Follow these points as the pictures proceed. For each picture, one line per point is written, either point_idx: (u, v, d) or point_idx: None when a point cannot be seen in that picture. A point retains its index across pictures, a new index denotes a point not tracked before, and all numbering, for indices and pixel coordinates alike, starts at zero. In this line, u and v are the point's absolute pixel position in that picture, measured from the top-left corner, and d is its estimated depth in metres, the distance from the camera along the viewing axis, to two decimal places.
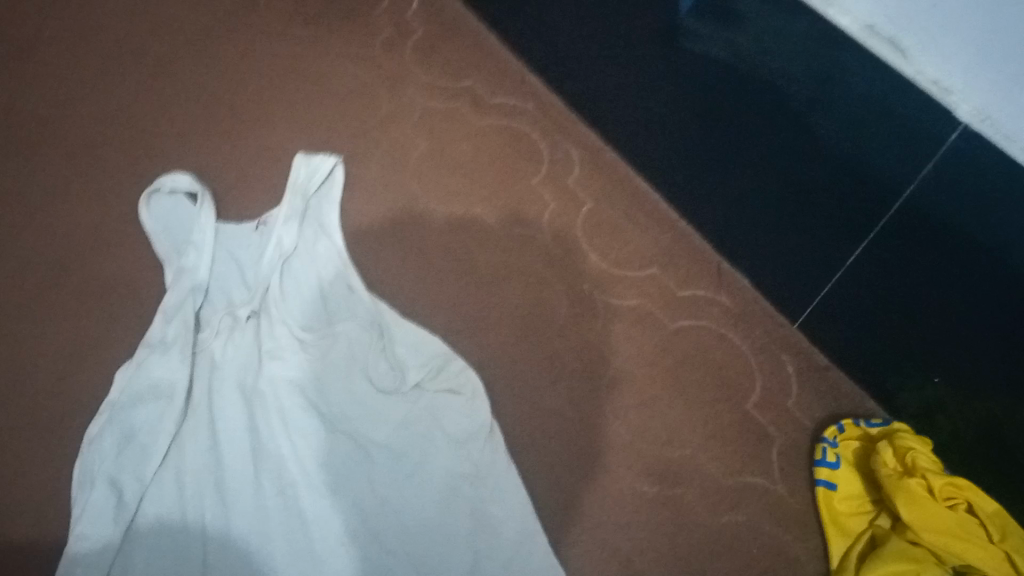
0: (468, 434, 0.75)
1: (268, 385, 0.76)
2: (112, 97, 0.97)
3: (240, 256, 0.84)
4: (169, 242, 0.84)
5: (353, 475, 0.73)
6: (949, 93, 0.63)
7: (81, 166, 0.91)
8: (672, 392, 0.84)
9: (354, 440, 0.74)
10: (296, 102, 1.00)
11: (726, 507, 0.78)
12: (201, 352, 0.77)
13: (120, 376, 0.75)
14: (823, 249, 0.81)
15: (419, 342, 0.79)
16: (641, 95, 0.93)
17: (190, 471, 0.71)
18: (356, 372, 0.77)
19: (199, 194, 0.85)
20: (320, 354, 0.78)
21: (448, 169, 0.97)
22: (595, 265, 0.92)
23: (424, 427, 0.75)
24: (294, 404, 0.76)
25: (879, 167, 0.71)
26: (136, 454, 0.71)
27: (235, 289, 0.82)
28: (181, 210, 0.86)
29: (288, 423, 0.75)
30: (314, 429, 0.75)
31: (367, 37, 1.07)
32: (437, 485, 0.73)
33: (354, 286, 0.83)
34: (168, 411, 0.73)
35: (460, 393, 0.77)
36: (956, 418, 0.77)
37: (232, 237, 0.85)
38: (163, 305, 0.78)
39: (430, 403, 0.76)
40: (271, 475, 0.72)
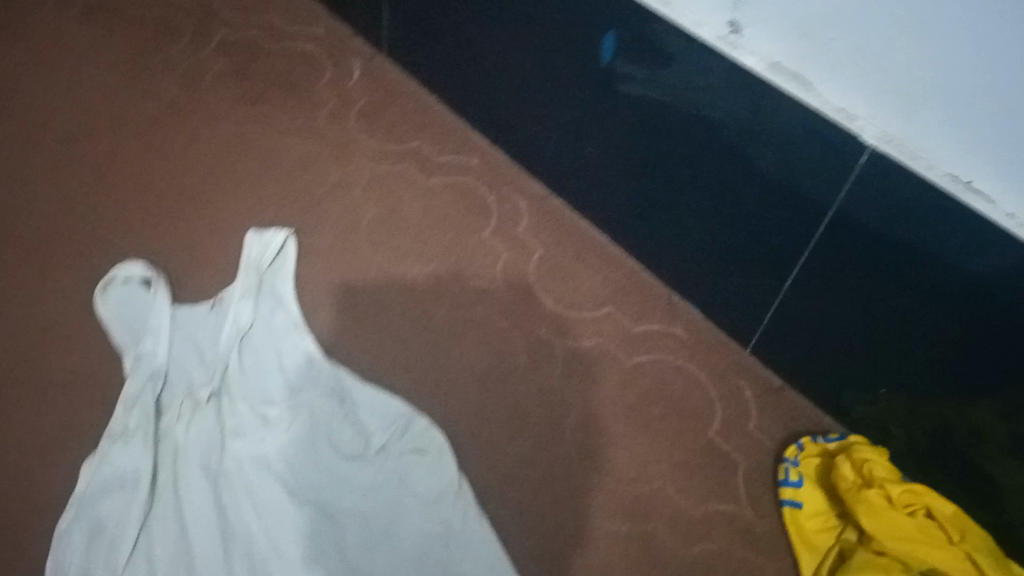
0: (436, 492, 0.76)
1: (233, 463, 0.77)
2: (64, 191, 0.99)
3: (198, 338, 0.86)
4: (127, 330, 0.85)
5: (326, 544, 0.73)
6: (853, 119, 0.68)
7: (36, 262, 0.92)
8: (636, 427, 0.86)
9: (323, 509, 0.75)
10: (247, 179, 1.02)
11: (697, 537, 0.79)
12: (164, 437, 0.78)
13: (85, 469, 0.75)
14: (764, 275, 0.84)
15: (381, 405, 0.81)
16: (579, 143, 0.97)
17: (160, 557, 0.71)
18: (320, 441, 0.79)
19: (155, 282, 0.89)
20: (283, 427, 0.79)
21: (399, 230, 1.00)
22: (550, 310, 0.94)
23: (392, 489, 0.76)
24: (261, 479, 0.76)
25: (809, 189, 0.74)
26: (105, 546, 0.71)
27: (194, 370, 0.83)
28: (136, 297, 0.88)
29: (256, 498, 0.75)
30: (282, 502, 0.75)
31: (313, 111, 1.11)
32: (409, 547, 0.74)
33: (313, 357, 0.85)
34: (135, 499, 0.73)
35: (425, 451, 0.78)
36: (909, 425, 0.79)
37: (189, 320, 0.87)
38: (124, 394, 0.79)
39: (397, 464, 0.78)
40: (242, 553, 0.72)
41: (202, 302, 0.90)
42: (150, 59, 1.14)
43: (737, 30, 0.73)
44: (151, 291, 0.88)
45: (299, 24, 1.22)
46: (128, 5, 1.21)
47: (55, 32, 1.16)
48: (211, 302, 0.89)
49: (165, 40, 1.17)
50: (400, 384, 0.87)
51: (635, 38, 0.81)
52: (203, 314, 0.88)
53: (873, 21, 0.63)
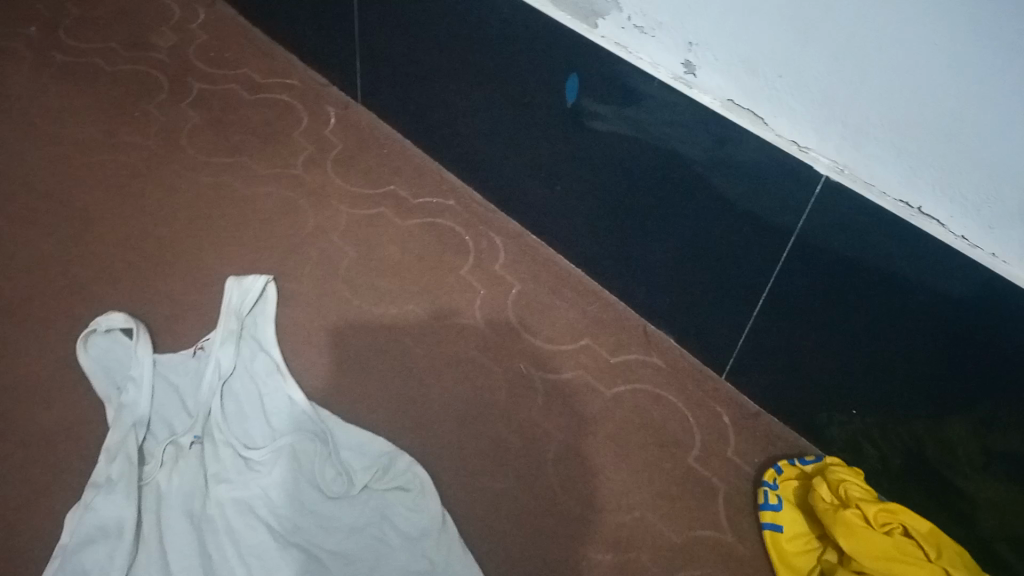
0: (420, 529, 0.77)
1: (218, 508, 0.77)
2: (45, 245, 1.00)
3: (180, 385, 0.87)
4: (108, 381, 0.86)
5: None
6: (806, 150, 0.71)
7: (17, 317, 0.93)
8: (617, 457, 0.87)
9: (308, 550, 0.75)
10: (227, 227, 1.04)
11: (681, 563, 0.80)
12: (147, 484, 0.78)
13: (67, 521, 0.75)
14: (732, 303, 0.87)
15: (364, 444, 0.82)
16: (550, 181, 1.00)
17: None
18: (304, 483, 0.79)
19: (136, 330, 0.89)
20: (266, 470, 0.80)
21: (378, 271, 1.01)
22: (529, 344, 0.96)
23: (376, 528, 0.77)
24: (245, 523, 0.76)
25: (773, 217, 0.77)
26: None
27: (177, 417, 0.84)
28: (117, 347, 0.89)
29: (240, 542, 0.75)
30: (266, 545, 0.75)
31: (290, 159, 1.13)
32: None
33: (295, 399, 0.86)
34: (118, 548, 0.73)
35: (408, 488, 0.80)
36: (882, 445, 0.81)
37: (171, 367, 0.88)
38: (107, 443, 0.80)
39: (380, 503, 0.79)
40: None
41: (184, 350, 0.90)
42: (129, 114, 1.17)
43: (691, 70, 0.76)
44: (133, 339, 0.89)
45: (275, 76, 1.25)
46: (106, 63, 1.23)
47: (34, 91, 1.18)
48: (193, 349, 0.90)
49: (143, 95, 1.19)
50: (382, 422, 0.88)
51: (600, 77, 0.84)
52: (185, 360, 0.89)
53: (816, 59, 0.66)
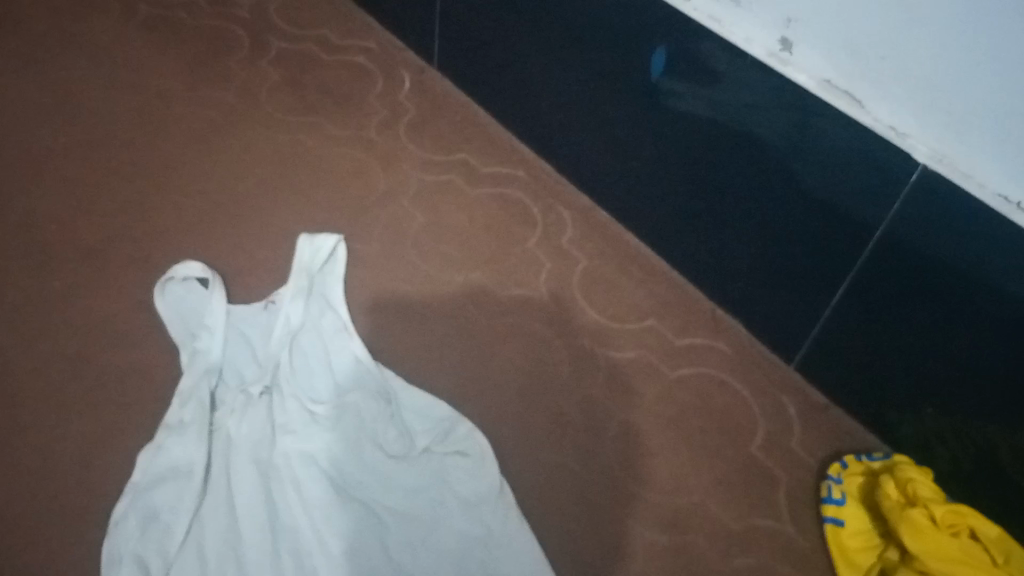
0: (478, 495, 0.78)
1: (283, 458, 0.79)
2: (125, 193, 1.03)
3: (251, 337, 0.89)
4: (183, 327, 0.88)
5: (370, 541, 0.75)
6: (903, 137, 0.68)
7: (98, 261, 0.96)
8: (677, 440, 0.86)
9: (367, 506, 0.77)
10: (300, 186, 1.06)
11: (738, 550, 0.79)
12: (217, 430, 0.80)
13: (140, 459, 0.78)
14: (807, 292, 0.84)
15: (426, 408, 0.83)
16: (623, 157, 0.98)
17: (211, 547, 0.73)
18: (366, 440, 0.81)
19: (212, 279, 0.91)
20: (331, 425, 0.82)
21: (446, 238, 1.02)
22: (593, 320, 0.95)
23: (435, 490, 0.78)
24: (309, 474, 0.78)
25: (855, 208, 0.74)
26: (160, 533, 0.73)
27: (247, 367, 0.86)
28: (193, 294, 0.91)
29: (304, 493, 0.77)
30: (328, 497, 0.77)
31: (364, 121, 1.14)
32: (450, 548, 0.75)
33: (360, 357, 0.87)
34: (188, 489, 0.76)
35: (468, 454, 0.80)
36: (955, 448, 0.78)
37: (243, 318, 0.90)
38: (180, 388, 0.82)
39: (440, 466, 0.80)
40: (289, 546, 0.74)
41: (255, 302, 0.92)
42: (209, 69, 1.18)
43: (788, 48, 0.73)
44: (208, 288, 0.91)
45: (351, 38, 1.26)
46: (189, 18, 1.25)
47: (119, 42, 1.21)
48: (265, 302, 0.92)
49: (224, 52, 1.21)
50: (444, 387, 0.88)
51: (683, 54, 0.82)
52: (256, 313, 0.91)
53: (925, 39, 0.63)
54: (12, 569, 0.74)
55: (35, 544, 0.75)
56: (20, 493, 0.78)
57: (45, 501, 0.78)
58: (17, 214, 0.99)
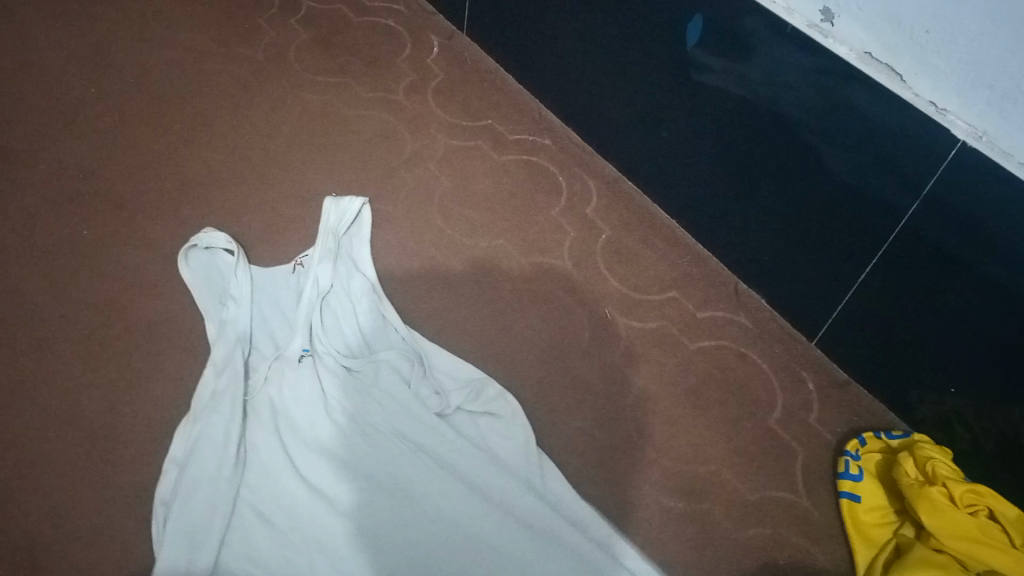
0: (517, 453, 0.80)
1: (322, 415, 0.80)
2: (154, 148, 1.03)
3: (279, 301, 0.90)
4: (209, 294, 0.89)
5: (418, 488, 0.76)
6: (943, 112, 0.67)
7: (127, 213, 0.97)
8: (695, 410, 0.87)
9: (412, 454, 0.78)
10: (327, 146, 1.06)
11: (752, 521, 0.79)
12: (252, 394, 0.81)
13: (181, 428, 0.79)
14: (833, 270, 0.84)
15: (456, 369, 0.85)
16: (652, 127, 0.97)
17: (264, 506, 0.74)
18: (402, 395, 0.82)
19: (235, 249, 0.92)
20: (366, 382, 0.83)
21: (471, 204, 1.02)
22: (615, 289, 0.95)
23: (473, 445, 0.80)
24: (349, 430, 0.79)
25: (886, 186, 0.74)
26: (209, 494, 0.74)
27: (277, 332, 0.87)
28: (217, 263, 0.92)
29: (347, 447, 0.78)
30: (371, 449, 0.78)
31: (393, 84, 1.14)
32: (498, 493, 0.76)
33: (391, 318, 0.88)
34: (232, 451, 0.76)
35: (500, 415, 0.82)
36: (976, 430, 0.78)
37: (270, 287, 0.91)
38: (212, 356, 0.83)
39: (474, 425, 0.82)
40: (341, 497, 0.75)
41: (282, 265, 0.93)
42: (238, 27, 1.18)
43: (830, 18, 0.72)
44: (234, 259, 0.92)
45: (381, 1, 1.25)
46: None
47: None
48: (293, 264, 0.93)
49: (254, 10, 1.21)
50: (466, 350, 0.89)
51: (718, 28, 0.81)
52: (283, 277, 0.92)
53: (972, 12, 0.62)
54: (41, 507, 0.76)
55: (64, 484, 0.77)
56: (49, 435, 0.80)
57: (74, 444, 0.79)
58: (49, 162, 1.00)
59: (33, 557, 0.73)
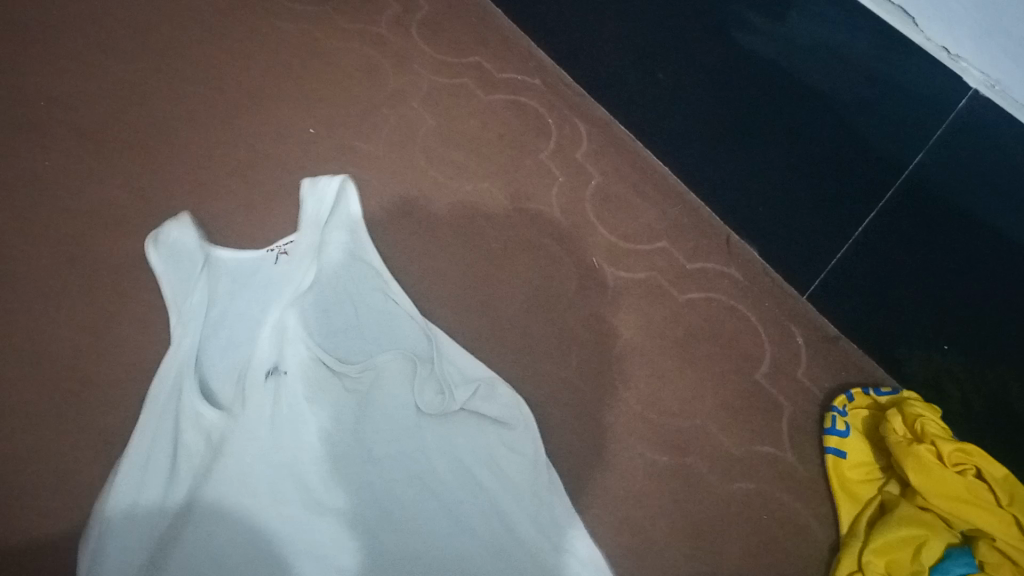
0: (512, 470, 0.74)
1: (293, 433, 0.74)
2: (119, 76, 0.97)
3: (255, 295, 0.82)
4: (177, 283, 0.82)
5: (394, 517, 0.71)
6: (957, 59, 0.63)
7: (90, 144, 0.92)
8: (682, 363, 0.85)
9: (390, 477, 0.73)
10: (305, 80, 1.00)
11: (736, 475, 0.78)
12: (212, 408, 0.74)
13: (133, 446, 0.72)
14: (828, 222, 0.82)
15: (449, 372, 0.78)
16: (647, 68, 0.93)
17: (218, 538, 0.67)
18: (385, 410, 0.76)
19: (201, 241, 0.84)
20: (345, 396, 0.76)
21: (456, 145, 0.98)
22: (604, 238, 0.92)
23: (462, 461, 0.74)
24: (323, 450, 0.74)
25: (886, 138, 0.71)
26: (159, 529, 0.68)
27: (244, 336, 0.79)
28: (187, 253, 0.84)
29: (318, 470, 0.72)
30: (345, 473, 0.73)
31: (375, 15, 1.07)
32: (482, 517, 0.71)
33: (375, 320, 0.81)
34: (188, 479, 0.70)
35: (496, 424, 0.76)
36: (966, 388, 0.76)
37: (239, 280, 0.83)
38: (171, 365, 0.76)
39: (476, 427, 0.76)
40: (307, 526, 0.69)
41: (258, 254, 0.85)
42: None
43: None
44: (200, 254, 0.83)
45: None
46: None
47: None
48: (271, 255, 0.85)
49: None
50: (448, 299, 0.87)
51: None
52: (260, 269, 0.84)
53: None
54: (1, 449, 0.73)
55: (25, 426, 0.74)
56: (9, 373, 0.76)
57: (34, 385, 0.76)
58: (7, 88, 0.94)
59: None
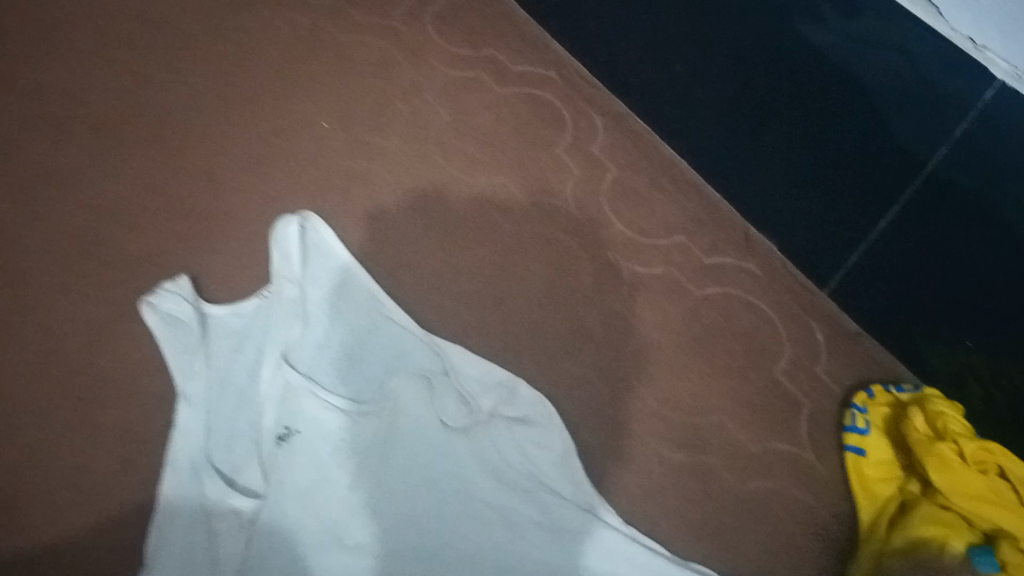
0: (546, 470, 0.75)
1: (328, 473, 0.74)
2: (135, 71, 0.98)
3: (254, 338, 0.80)
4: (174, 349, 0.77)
5: (446, 538, 0.71)
6: (982, 49, 0.62)
7: (107, 140, 0.92)
8: (699, 359, 0.84)
9: (432, 497, 0.73)
10: (319, 73, 1.00)
11: (754, 474, 0.78)
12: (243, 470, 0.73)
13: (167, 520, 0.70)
14: (847, 218, 0.81)
15: (466, 382, 0.79)
16: (664, 60, 0.92)
17: None
18: (411, 431, 0.75)
19: (188, 299, 0.80)
20: (369, 424, 0.76)
21: (471, 138, 0.97)
22: (620, 232, 0.92)
23: (498, 470, 0.74)
24: (361, 483, 0.73)
25: (909, 131, 0.69)
26: None
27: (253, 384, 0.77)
28: (175, 314, 0.79)
29: (360, 503, 0.72)
30: (386, 499, 0.73)
31: (389, 8, 1.07)
32: (532, 523, 0.72)
33: (385, 341, 0.81)
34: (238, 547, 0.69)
35: (521, 423, 0.77)
36: (989, 385, 0.75)
37: (237, 327, 0.80)
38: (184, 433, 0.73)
39: (501, 431, 0.76)
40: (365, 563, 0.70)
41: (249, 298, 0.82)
42: None
43: None
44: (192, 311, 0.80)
45: None
46: None
47: None
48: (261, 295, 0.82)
49: None
50: (463, 294, 0.86)
51: None
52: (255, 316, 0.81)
53: None
54: (22, 444, 0.74)
55: (45, 422, 0.75)
56: (29, 368, 0.77)
57: (55, 381, 0.77)
58: (25, 84, 0.95)
59: (18, 497, 0.71)
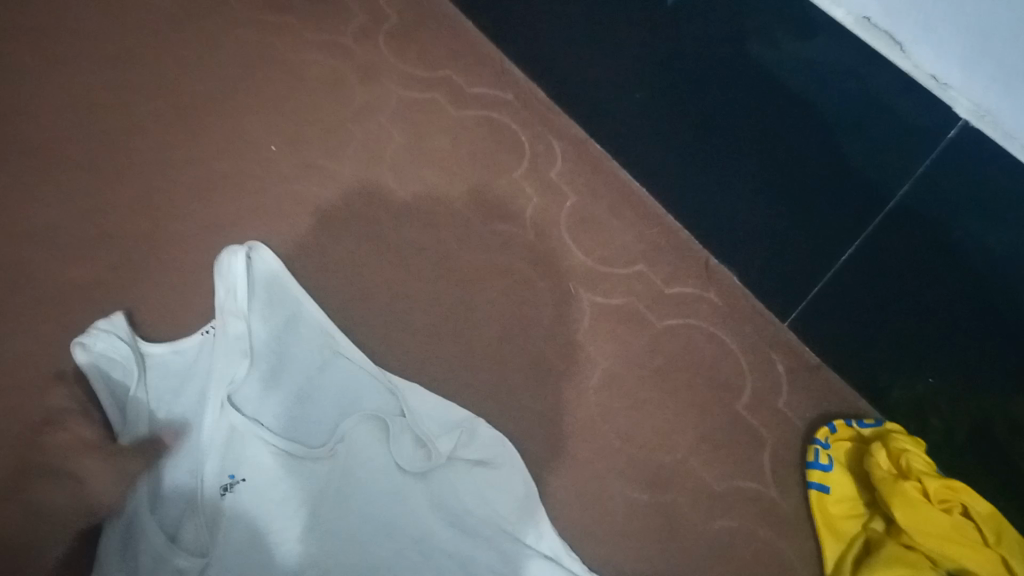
0: (507, 513, 0.72)
1: (279, 520, 0.68)
2: (70, 90, 0.92)
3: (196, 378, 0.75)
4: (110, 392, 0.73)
5: None
6: (947, 88, 0.60)
7: (40, 164, 0.87)
8: (661, 393, 0.82)
9: (389, 543, 0.69)
10: (266, 94, 0.96)
11: (719, 512, 0.76)
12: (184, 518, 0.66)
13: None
14: (809, 250, 0.79)
15: (423, 421, 0.75)
16: (622, 87, 0.90)
17: None
18: (367, 473, 0.72)
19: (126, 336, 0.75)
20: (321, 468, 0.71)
21: (426, 163, 0.94)
22: (580, 261, 0.89)
23: (458, 514, 0.71)
24: (313, 531, 0.68)
25: (874, 165, 0.68)
26: None
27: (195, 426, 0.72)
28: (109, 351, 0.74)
29: (312, 553, 0.67)
30: (341, 548, 0.68)
31: (341, 25, 1.03)
32: (493, 568, 0.69)
33: (337, 380, 0.78)
34: None
35: (480, 464, 0.74)
36: (949, 419, 0.74)
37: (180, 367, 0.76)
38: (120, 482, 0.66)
39: (460, 473, 0.73)
40: None
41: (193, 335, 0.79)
42: None
43: None
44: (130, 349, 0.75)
45: None
46: None
47: None
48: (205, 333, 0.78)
49: None
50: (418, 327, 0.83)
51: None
52: (197, 356, 0.76)
53: None
54: None
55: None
56: None
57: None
58: None
59: None
